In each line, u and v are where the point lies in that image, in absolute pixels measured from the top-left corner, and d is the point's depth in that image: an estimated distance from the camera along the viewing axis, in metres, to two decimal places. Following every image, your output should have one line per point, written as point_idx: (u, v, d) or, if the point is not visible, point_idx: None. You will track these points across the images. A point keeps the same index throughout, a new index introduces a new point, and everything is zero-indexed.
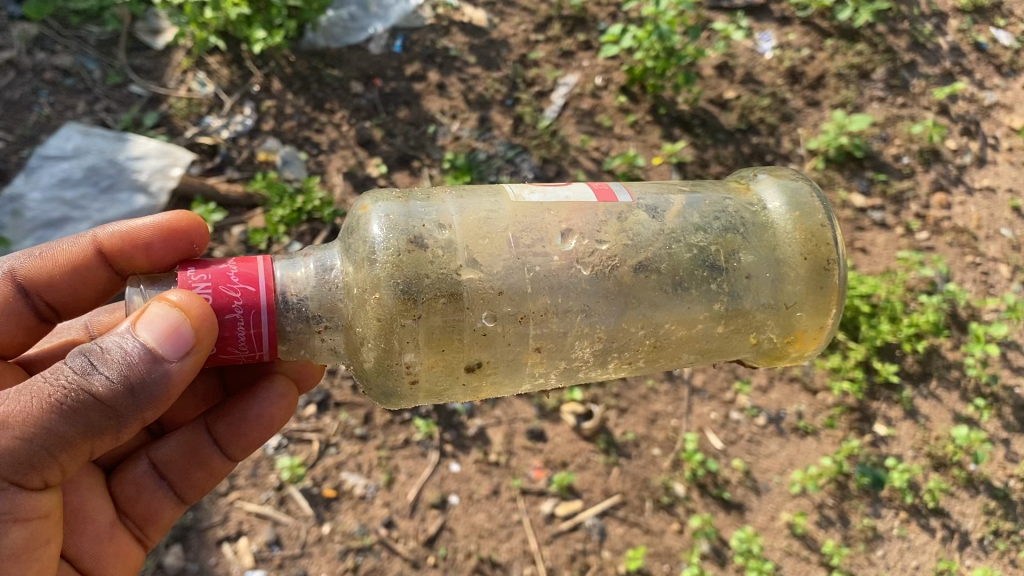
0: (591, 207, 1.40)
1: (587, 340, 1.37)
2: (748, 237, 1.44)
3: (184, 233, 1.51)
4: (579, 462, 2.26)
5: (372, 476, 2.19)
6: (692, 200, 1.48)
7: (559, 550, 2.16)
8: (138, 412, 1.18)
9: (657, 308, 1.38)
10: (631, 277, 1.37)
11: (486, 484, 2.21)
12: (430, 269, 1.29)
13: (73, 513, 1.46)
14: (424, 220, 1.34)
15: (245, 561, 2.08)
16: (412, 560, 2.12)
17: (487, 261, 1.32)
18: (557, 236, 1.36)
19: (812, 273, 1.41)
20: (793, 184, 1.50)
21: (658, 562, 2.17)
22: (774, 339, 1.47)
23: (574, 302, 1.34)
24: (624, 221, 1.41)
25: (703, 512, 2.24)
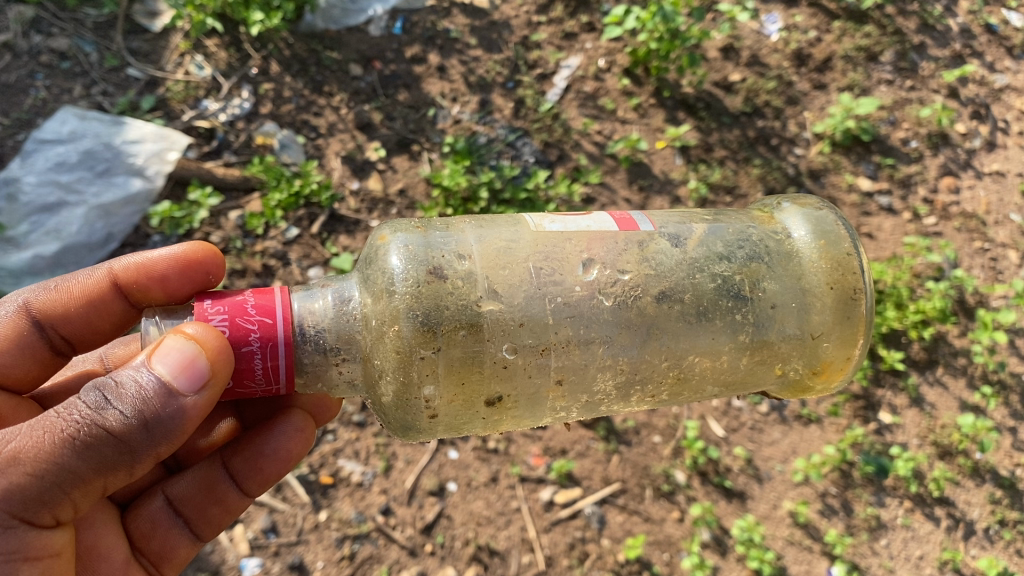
0: (613, 236, 1.36)
1: (609, 371, 1.33)
2: (774, 266, 1.40)
3: (200, 264, 1.51)
4: (578, 450, 2.24)
5: (369, 463, 2.18)
6: (714, 228, 1.45)
7: (558, 538, 2.14)
8: (152, 447, 1.13)
9: (681, 339, 1.34)
10: (654, 307, 1.33)
11: (485, 471, 2.19)
12: (449, 300, 1.25)
13: (87, 550, 1.40)
14: (442, 250, 1.30)
15: (242, 548, 2.06)
16: (409, 547, 2.10)
17: (508, 292, 1.28)
18: (578, 265, 1.32)
19: (838, 304, 1.39)
20: (818, 213, 1.48)
21: (659, 551, 2.15)
22: (799, 369, 1.44)
23: (597, 333, 1.30)
24: (646, 249, 1.37)
25: (704, 500, 2.21)
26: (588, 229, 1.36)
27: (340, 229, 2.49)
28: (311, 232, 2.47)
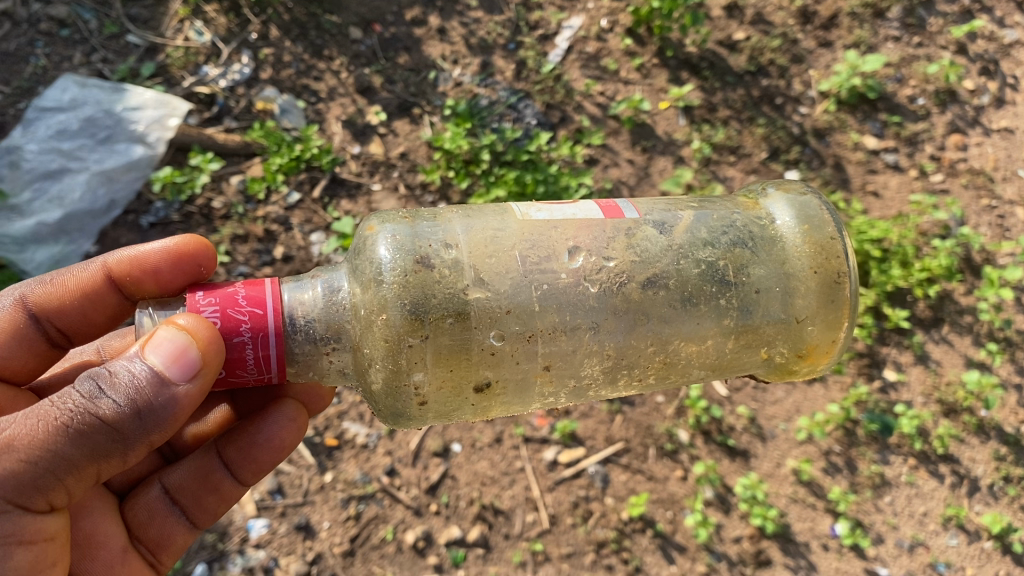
0: (599, 224, 1.36)
1: (595, 358, 1.33)
2: (758, 251, 1.39)
3: (193, 254, 1.49)
4: (582, 410, 2.25)
5: (374, 425, 2.19)
6: (700, 214, 1.44)
7: (562, 497, 2.15)
8: (145, 435, 1.13)
9: (666, 324, 1.33)
10: (639, 294, 1.32)
11: (489, 432, 2.20)
12: (436, 290, 1.25)
13: (85, 537, 1.42)
14: (430, 240, 1.30)
15: (248, 509, 2.07)
16: (414, 507, 2.11)
17: (494, 280, 1.28)
18: (564, 254, 1.32)
19: (822, 287, 1.37)
20: (802, 197, 1.45)
21: (662, 509, 2.15)
22: (785, 353, 1.43)
23: (582, 319, 1.30)
24: (631, 237, 1.36)
25: (707, 459, 2.22)
26: (577, 218, 1.35)
27: (342, 193, 2.48)
28: (313, 197, 2.46)
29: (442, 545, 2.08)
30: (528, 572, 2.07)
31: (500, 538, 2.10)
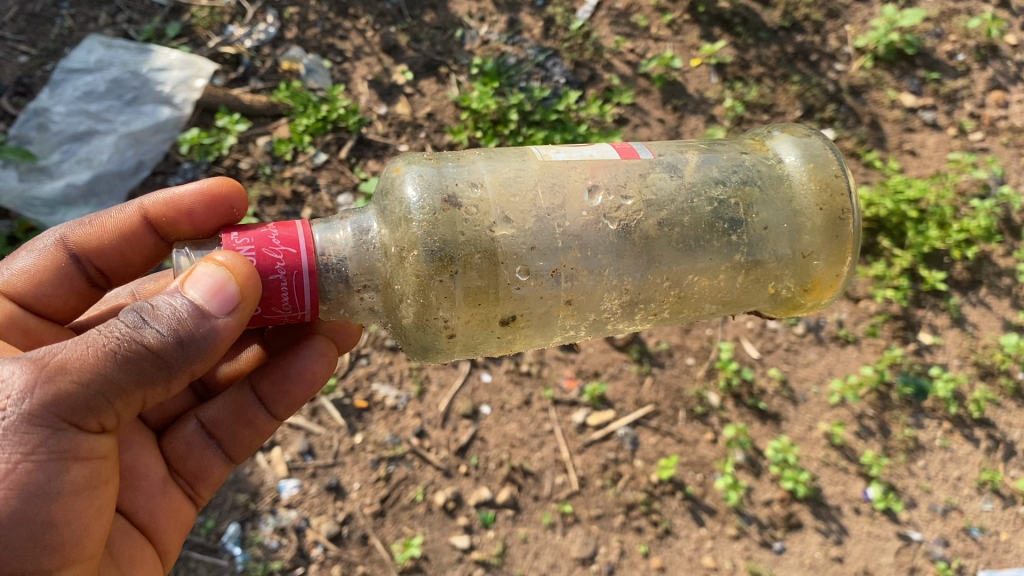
0: (614, 164, 1.33)
1: (615, 292, 1.30)
2: (767, 189, 1.37)
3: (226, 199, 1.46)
4: (611, 372, 2.24)
5: (403, 386, 2.20)
6: (711, 155, 1.41)
7: (591, 460, 2.15)
8: (193, 361, 1.12)
9: (679, 260, 1.31)
10: (656, 231, 1.30)
11: (517, 395, 2.21)
12: (464, 226, 1.23)
13: (127, 468, 1.45)
14: (455, 180, 1.27)
15: (280, 470, 2.08)
16: (444, 469, 2.11)
17: (519, 217, 1.25)
18: (583, 192, 1.29)
19: (828, 224, 1.35)
20: (806, 138, 1.43)
21: (692, 471, 2.14)
22: (791, 288, 1.41)
23: (602, 255, 1.28)
24: (646, 177, 1.34)
25: (738, 422, 2.20)
26: (598, 155, 1.33)
27: (368, 154, 2.46)
28: (340, 158, 2.43)
29: (472, 506, 2.08)
30: (557, 534, 2.07)
31: (529, 499, 2.10)
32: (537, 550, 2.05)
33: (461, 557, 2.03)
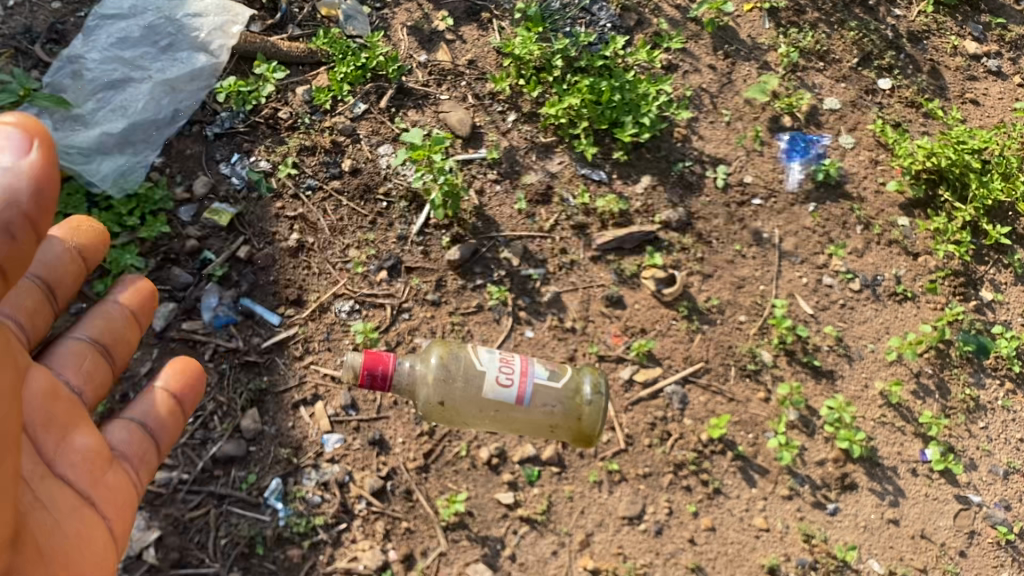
0: (506, 391, 1.86)
1: (487, 415, 1.89)
2: (568, 403, 1.92)
3: (91, 250, 1.83)
4: (659, 329, 2.18)
5: (446, 341, 2.15)
6: (542, 369, 1.92)
7: (639, 418, 2.09)
8: (16, 231, 1.23)
9: (526, 410, 1.88)
10: (497, 413, 1.88)
11: (562, 350, 2.14)
12: (457, 386, 1.87)
13: (36, 527, 1.46)
14: (455, 367, 1.87)
15: (322, 424, 2.05)
16: (488, 425, 2.07)
17: (469, 382, 1.86)
18: (487, 374, 1.85)
19: (593, 413, 1.91)
20: (601, 380, 1.95)
21: (743, 431, 2.08)
22: (568, 438, 1.95)
23: (485, 403, 1.86)
24: (492, 387, 1.85)
25: (791, 380, 2.14)
26: (507, 371, 1.86)
27: (408, 103, 2.40)
28: (379, 107, 2.38)
29: (517, 463, 2.03)
30: (604, 492, 2.02)
31: (575, 457, 2.05)
32: (583, 508, 2.00)
33: (506, 514, 1.99)
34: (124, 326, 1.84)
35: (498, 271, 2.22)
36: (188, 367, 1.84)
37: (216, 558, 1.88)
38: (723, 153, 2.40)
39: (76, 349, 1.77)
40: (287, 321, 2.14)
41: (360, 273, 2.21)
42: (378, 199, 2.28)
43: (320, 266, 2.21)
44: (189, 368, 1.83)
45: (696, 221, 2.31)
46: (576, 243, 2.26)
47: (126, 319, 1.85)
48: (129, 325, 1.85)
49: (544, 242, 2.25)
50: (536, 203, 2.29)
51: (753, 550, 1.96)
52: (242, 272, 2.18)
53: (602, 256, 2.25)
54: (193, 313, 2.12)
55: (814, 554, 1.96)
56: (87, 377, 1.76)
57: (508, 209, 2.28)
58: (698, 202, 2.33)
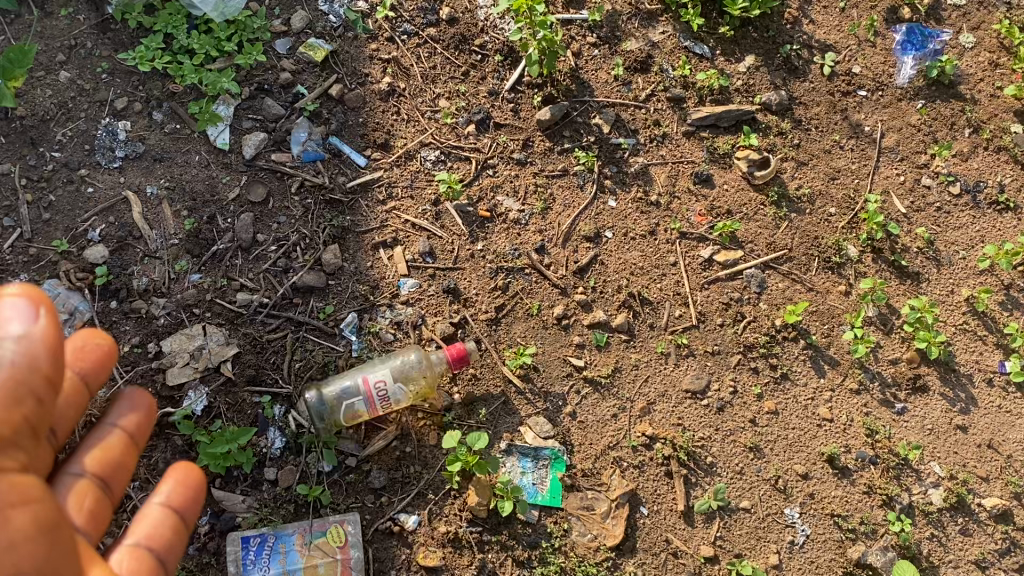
0: (391, 363, 1.91)
1: (376, 360, 1.95)
2: (385, 369, 1.89)
3: (94, 373, 1.49)
4: (746, 212, 2.14)
5: (527, 202, 2.14)
6: (406, 373, 1.90)
7: (713, 297, 2.07)
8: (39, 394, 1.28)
9: (377, 362, 1.92)
10: (374, 364, 1.92)
11: (643, 223, 2.12)
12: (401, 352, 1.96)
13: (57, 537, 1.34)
14: (418, 351, 1.96)
15: (400, 269, 2.07)
16: (561, 288, 2.07)
17: (406, 352, 1.96)
18: (407, 354, 1.94)
19: (352, 382, 1.87)
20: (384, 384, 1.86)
21: (818, 321, 2.05)
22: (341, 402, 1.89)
23: (382, 357, 1.95)
24: (380, 367, 1.91)
25: (874, 277, 2.09)
26: (379, 397, 1.85)
27: None
28: None
29: (586, 326, 2.04)
30: (670, 364, 2.02)
31: (645, 328, 2.04)
32: (647, 378, 2.01)
33: (571, 374, 2.01)
34: (121, 454, 1.49)
35: (587, 137, 2.18)
36: (189, 477, 1.47)
37: (289, 381, 1.94)
38: (834, 41, 2.33)
39: (75, 487, 1.43)
40: (373, 164, 2.16)
41: (448, 124, 2.20)
42: (473, 51, 2.28)
43: (408, 113, 2.21)
44: (189, 480, 1.47)
45: (797, 107, 2.24)
46: (671, 116, 2.21)
47: (125, 447, 1.50)
48: (126, 451, 1.50)
49: (637, 112, 2.21)
50: (633, 71, 2.25)
51: (814, 438, 1.96)
52: (332, 110, 2.19)
53: (696, 132, 2.20)
54: (282, 146, 2.15)
55: (875, 449, 1.96)
56: (88, 515, 1.42)
57: (604, 75, 2.24)
58: (801, 87, 2.27)
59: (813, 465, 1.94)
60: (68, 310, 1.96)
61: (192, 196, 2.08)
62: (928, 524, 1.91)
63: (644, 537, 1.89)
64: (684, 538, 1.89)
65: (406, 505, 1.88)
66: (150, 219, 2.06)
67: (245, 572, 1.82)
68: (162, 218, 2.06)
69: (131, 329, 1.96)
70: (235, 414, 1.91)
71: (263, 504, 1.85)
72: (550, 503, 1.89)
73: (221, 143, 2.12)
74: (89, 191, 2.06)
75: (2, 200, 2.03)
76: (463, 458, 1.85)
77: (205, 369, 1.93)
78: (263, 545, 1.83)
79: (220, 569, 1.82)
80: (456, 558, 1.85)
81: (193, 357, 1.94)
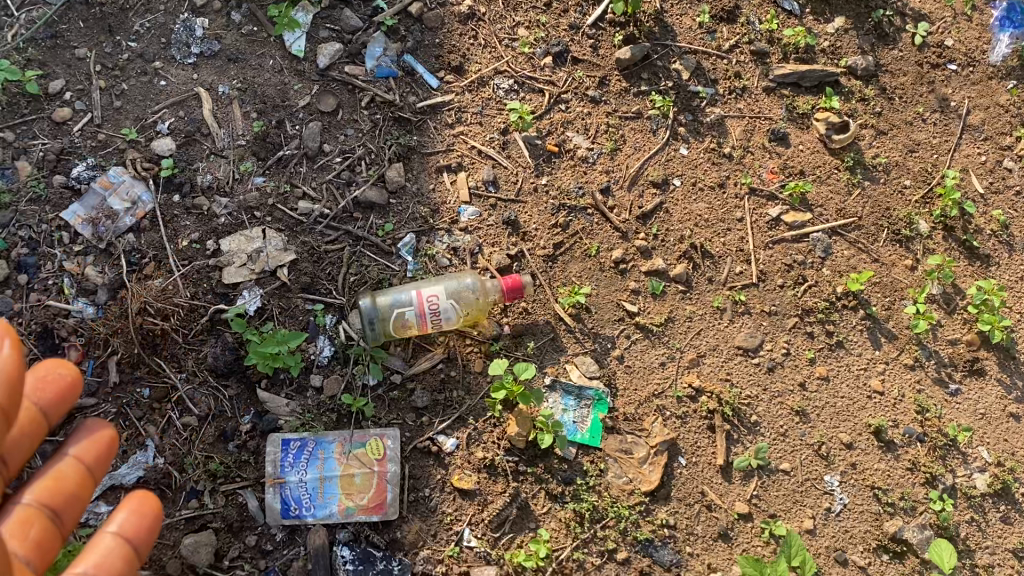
0: (447, 281, 1.91)
1: (432, 278, 1.95)
2: (439, 286, 1.88)
3: (55, 404, 1.43)
4: (819, 175, 2.10)
5: (597, 141, 2.11)
6: (459, 294, 1.89)
7: (776, 257, 2.04)
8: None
9: (432, 280, 1.92)
10: (428, 281, 1.92)
11: (713, 175, 2.09)
12: (456, 273, 1.96)
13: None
14: (473, 275, 1.95)
15: (462, 195, 2.05)
16: (622, 231, 2.04)
17: (461, 274, 1.95)
18: (463, 276, 1.93)
19: (405, 295, 1.87)
20: (436, 301, 1.85)
21: (880, 293, 2.02)
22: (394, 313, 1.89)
23: (437, 277, 1.95)
24: (435, 283, 1.90)
25: (943, 254, 2.06)
26: (430, 311, 1.85)
27: None
28: None
29: (643, 273, 2.01)
30: (725, 319, 1.99)
31: (703, 280, 2.01)
32: (700, 331, 1.98)
33: (623, 318, 1.98)
34: (76, 484, 1.41)
35: (665, 82, 2.15)
36: (145, 506, 1.41)
37: (343, 292, 1.95)
38: (929, 11, 2.26)
39: (21, 516, 1.36)
40: (445, 87, 2.13)
41: (525, 54, 2.16)
42: None
43: (486, 39, 2.18)
44: (145, 509, 1.40)
45: (882, 74, 2.19)
46: (752, 70, 2.17)
47: (81, 477, 1.42)
48: (82, 482, 1.43)
49: (718, 62, 2.17)
50: (719, 21, 2.21)
51: (863, 409, 1.94)
52: (410, 28, 2.17)
53: (776, 89, 2.16)
54: (357, 58, 2.13)
55: (923, 427, 1.93)
56: (35, 545, 1.35)
57: (688, 21, 2.20)
58: (889, 54, 2.21)
59: (858, 435, 1.92)
60: (131, 199, 1.96)
61: (262, 100, 2.07)
62: (969, 508, 1.89)
63: (680, 487, 1.87)
64: (720, 493, 1.87)
65: (445, 427, 1.89)
66: (219, 117, 2.04)
67: (282, 474, 1.83)
68: (231, 117, 2.04)
69: (191, 224, 1.96)
70: (286, 319, 1.92)
71: (306, 410, 1.88)
72: (589, 442, 1.89)
73: (296, 49, 2.10)
74: (161, 84, 2.05)
75: (76, 84, 2.03)
76: (509, 387, 1.84)
77: (261, 273, 1.93)
78: (303, 449, 1.85)
79: (257, 468, 1.84)
80: (490, 485, 1.86)
81: (250, 259, 1.94)
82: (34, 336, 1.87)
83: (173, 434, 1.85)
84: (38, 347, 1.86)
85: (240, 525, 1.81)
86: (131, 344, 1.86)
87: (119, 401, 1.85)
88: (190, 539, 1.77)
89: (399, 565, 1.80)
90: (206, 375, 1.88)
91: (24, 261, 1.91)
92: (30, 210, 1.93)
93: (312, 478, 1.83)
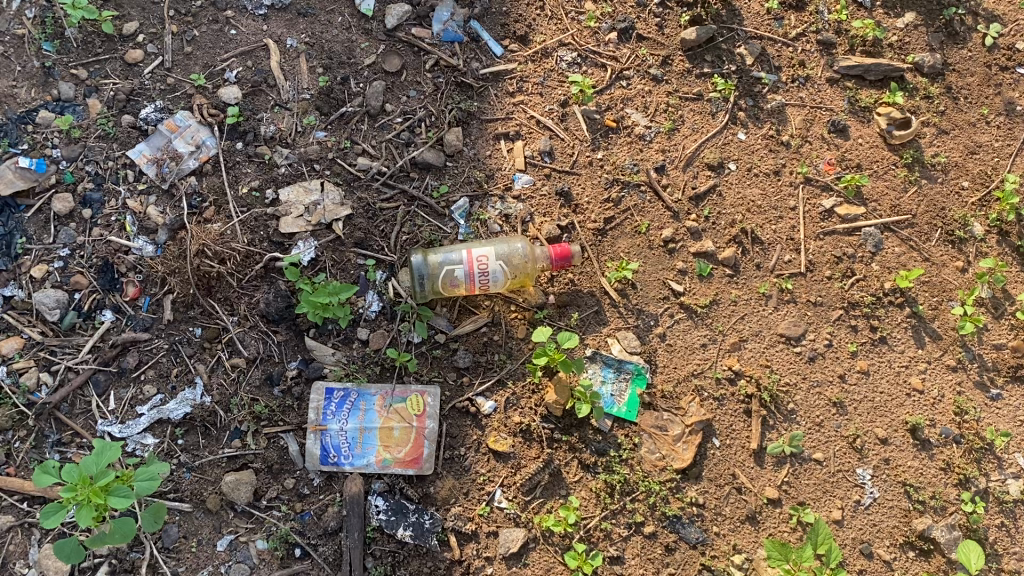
0: (498, 243, 1.93)
1: (481, 241, 1.98)
2: (490, 246, 1.91)
3: None
4: (876, 169, 2.09)
5: (655, 120, 2.11)
6: (509, 257, 1.91)
7: (826, 248, 2.04)
8: None
9: (484, 242, 1.94)
10: (479, 242, 1.95)
11: (769, 162, 2.09)
12: (506, 238, 1.98)
13: None
14: (524, 240, 1.97)
15: (517, 163, 2.07)
16: (674, 211, 2.05)
17: (512, 238, 1.97)
18: (514, 240, 1.95)
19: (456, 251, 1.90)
20: (486, 261, 1.88)
21: (928, 292, 2.01)
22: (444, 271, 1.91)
23: (487, 240, 1.98)
24: (486, 244, 1.93)
25: (995, 257, 2.05)
26: (479, 271, 1.88)
27: None
28: None
29: (691, 254, 2.02)
30: (769, 306, 2.00)
31: (751, 266, 2.02)
32: (744, 315, 1.99)
33: (668, 297, 1.99)
34: None
35: (728, 65, 2.15)
36: None
37: (394, 250, 1.99)
38: (1002, 12, 2.22)
39: None
40: (509, 56, 2.15)
41: (591, 28, 2.17)
42: None
43: (553, 10, 2.19)
44: None
45: (949, 72, 2.17)
46: (817, 59, 2.17)
47: None
48: None
49: (784, 49, 2.17)
50: (787, 8, 2.20)
51: (901, 406, 1.94)
52: None
53: (840, 80, 2.15)
54: (424, 21, 2.15)
55: (960, 428, 1.93)
56: None
57: (757, 6, 2.19)
58: (958, 53, 2.19)
59: (894, 431, 1.93)
60: (195, 143, 2.00)
61: (329, 56, 2.10)
62: (999, 512, 1.89)
63: (711, 467, 1.89)
64: (751, 477, 1.89)
65: (485, 389, 1.93)
66: (285, 69, 2.07)
67: (324, 422, 1.88)
68: (297, 71, 2.08)
69: (252, 172, 2.00)
70: (338, 271, 1.97)
71: (351, 361, 1.93)
72: (625, 416, 1.91)
73: (365, 8, 2.13)
74: (232, 33, 2.09)
75: (149, 27, 2.07)
76: (550, 354, 1.87)
77: (316, 225, 1.97)
78: (346, 399, 1.90)
79: (300, 414, 1.89)
80: (525, 449, 1.89)
81: (307, 211, 1.98)
82: (95, 270, 1.93)
83: (220, 374, 1.90)
84: (98, 280, 1.92)
85: (280, 468, 1.86)
86: (187, 284, 1.91)
87: (171, 339, 1.91)
88: (230, 477, 1.83)
89: (430, 520, 1.83)
90: (257, 320, 1.93)
91: (89, 196, 1.96)
92: (98, 146, 1.98)
93: (352, 427, 1.88)
